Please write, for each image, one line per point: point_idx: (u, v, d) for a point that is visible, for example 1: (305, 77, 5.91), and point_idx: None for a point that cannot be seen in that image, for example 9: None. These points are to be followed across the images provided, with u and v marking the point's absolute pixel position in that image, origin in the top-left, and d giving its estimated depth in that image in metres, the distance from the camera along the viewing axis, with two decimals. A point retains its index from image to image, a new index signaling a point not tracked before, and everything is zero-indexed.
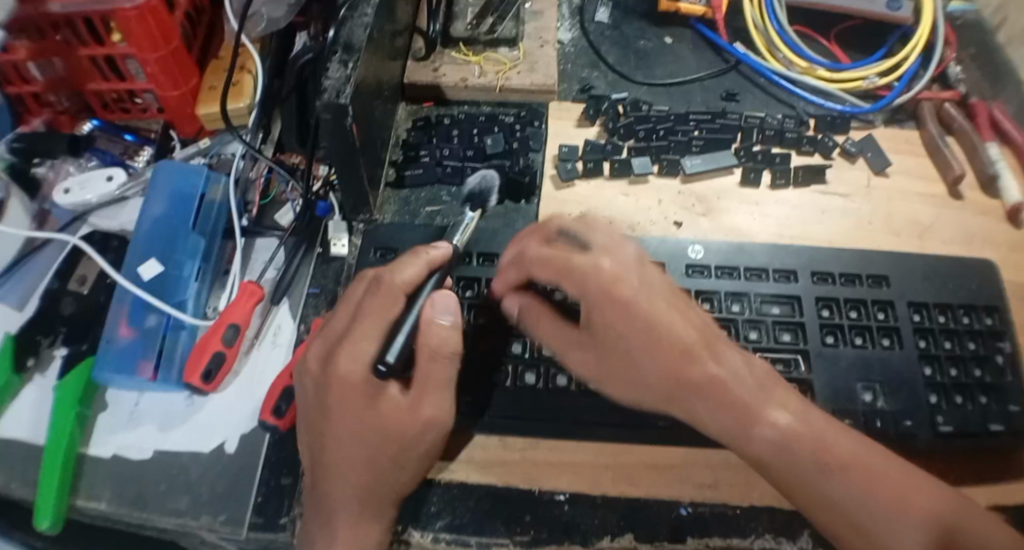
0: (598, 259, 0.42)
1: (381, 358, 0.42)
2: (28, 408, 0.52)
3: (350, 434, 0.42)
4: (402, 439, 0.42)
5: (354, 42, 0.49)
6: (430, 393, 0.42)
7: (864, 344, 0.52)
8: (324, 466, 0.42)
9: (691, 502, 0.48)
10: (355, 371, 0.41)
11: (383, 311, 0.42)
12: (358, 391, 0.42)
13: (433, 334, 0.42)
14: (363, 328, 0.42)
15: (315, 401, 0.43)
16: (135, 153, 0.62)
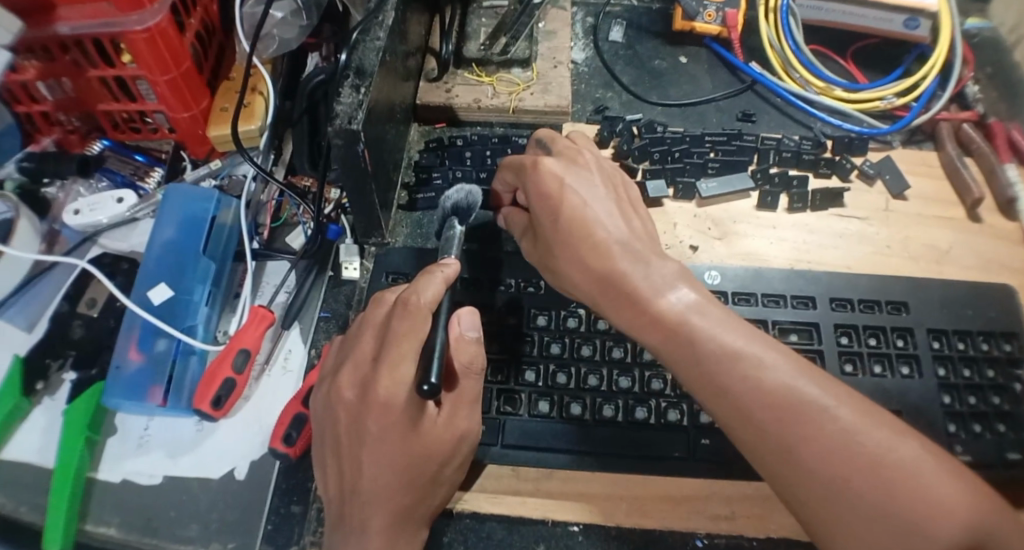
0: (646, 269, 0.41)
1: (424, 379, 0.38)
2: (36, 432, 0.51)
3: (386, 460, 0.39)
4: (439, 458, 0.40)
5: (366, 67, 0.49)
6: (461, 413, 0.41)
7: (883, 372, 0.51)
8: (358, 493, 0.39)
9: (706, 534, 0.47)
10: (395, 397, 0.38)
11: (415, 332, 0.39)
12: (395, 418, 0.39)
13: (465, 351, 0.41)
14: (398, 355, 0.38)
15: (349, 428, 0.40)
16: (146, 174, 0.61)
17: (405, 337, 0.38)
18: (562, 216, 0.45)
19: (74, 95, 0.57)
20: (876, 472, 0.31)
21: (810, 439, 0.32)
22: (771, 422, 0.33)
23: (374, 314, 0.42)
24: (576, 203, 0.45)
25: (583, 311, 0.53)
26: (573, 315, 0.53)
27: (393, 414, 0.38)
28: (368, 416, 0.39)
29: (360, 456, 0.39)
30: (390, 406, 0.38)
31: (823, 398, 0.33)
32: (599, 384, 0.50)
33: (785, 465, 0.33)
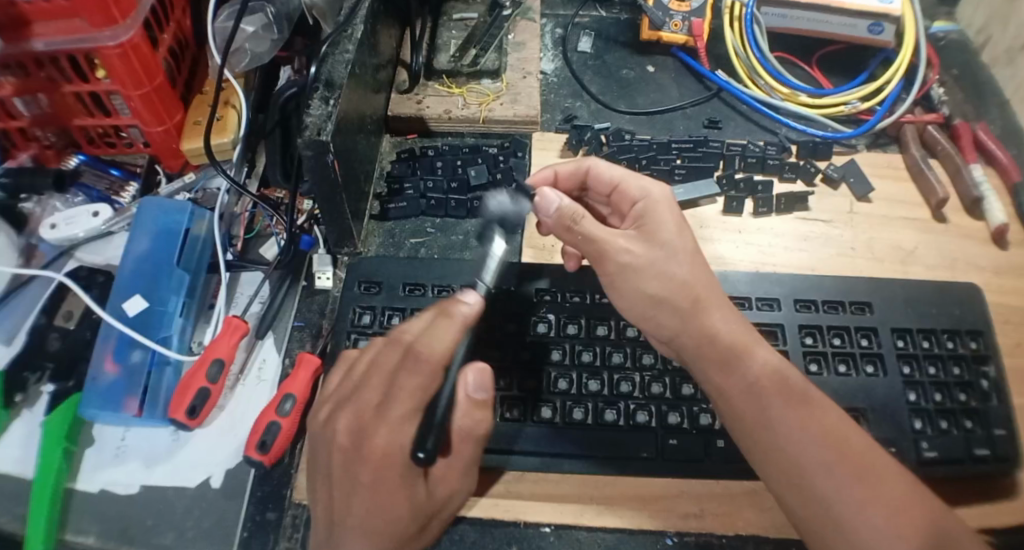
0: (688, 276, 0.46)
1: (419, 445, 0.36)
2: (15, 445, 0.52)
3: (373, 508, 0.36)
4: (430, 508, 0.39)
5: (335, 79, 0.50)
6: (455, 472, 0.40)
7: (848, 372, 0.53)
8: (343, 528, 0.37)
9: (676, 532, 0.48)
10: (392, 452, 0.36)
11: (421, 390, 0.37)
12: (391, 474, 0.36)
13: (468, 416, 0.39)
14: (400, 412, 0.37)
15: (343, 474, 0.37)
16: (121, 189, 0.62)
17: (410, 396, 0.37)
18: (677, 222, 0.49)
19: (50, 110, 0.58)
20: (863, 467, 0.39)
21: (810, 427, 0.40)
22: (775, 395, 0.42)
23: (383, 358, 0.39)
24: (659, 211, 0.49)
25: (552, 316, 0.54)
26: (542, 321, 0.53)
27: (391, 467, 0.36)
28: (361, 466, 0.36)
29: (351, 498, 0.37)
30: (390, 457, 0.36)
31: (826, 404, 0.42)
32: (569, 388, 0.51)
33: (774, 439, 0.41)
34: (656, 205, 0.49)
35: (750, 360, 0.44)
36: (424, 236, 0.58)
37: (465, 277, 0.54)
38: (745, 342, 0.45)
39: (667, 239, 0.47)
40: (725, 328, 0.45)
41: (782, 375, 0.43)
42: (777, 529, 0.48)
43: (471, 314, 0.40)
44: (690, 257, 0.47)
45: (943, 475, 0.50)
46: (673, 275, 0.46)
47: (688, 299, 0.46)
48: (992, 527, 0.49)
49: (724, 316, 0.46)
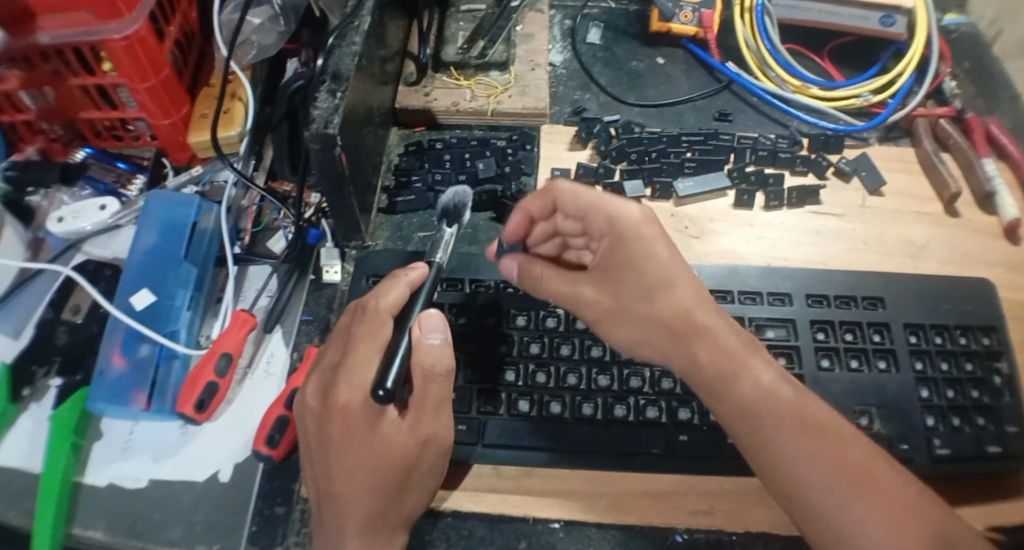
0: (662, 309, 0.43)
1: (381, 383, 0.39)
2: (22, 438, 0.52)
3: (354, 463, 0.38)
4: (406, 462, 0.40)
5: (342, 71, 0.50)
6: (428, 414, 0.40)
7: (860, 367, 0.52)
8: (332, 495, 0.39)
9: (686, 529, 0.48)
10: (354, 403, 0.38)
11: (373, 336, 0.40)
12: (359, 422, 0.38)
13: (425, 353, 0.39)
14: (356, 359, 0.40)
15: (316, 435, 0.39)
16: (128, 182, 0.61)
17: (364, 341, 0.40)
18: (652, 256, 0.44)
19: (56, 104, 0.58)
20: (868, 483, 0.35)
21: (813, 451, 0.36)
22: (769, 409, 0.38)
23: (342, 322, 0.43)
24: (629, 246, 0.44)
25: (562, 311, 0.53)
26: (552, 316, 0.53)
27: (355, 418, 0.38)
28: (329, 423, 0.38)
29: (328, 461, 0.39)
30: (352, 410, 0.38)
31: (827, 418, 0.38)
32: (579, 383, 0.51)
33: (769, 456, 0.37)
34: (619, 243, 0.44)
35: (744, 379, 0.39)
36: (432, 230, 0.57)
37: (472, 271, 0.55)
38: (739, 357, 0.40)
39: (634, 285, 0.44)
40: (705, 359, 0.41)
41: (781, 392, 0.39)
42: (788, 526, 0.48)
43: (417, 278, 0.45)
44: (662, 294, 0.43)
45: (954, 473, 0.49)
46: (642, 316, 0.43)
47: (665, 333, 0.43)
48: (1003, 526, 0.49)
49: (711, 337, 0.41)
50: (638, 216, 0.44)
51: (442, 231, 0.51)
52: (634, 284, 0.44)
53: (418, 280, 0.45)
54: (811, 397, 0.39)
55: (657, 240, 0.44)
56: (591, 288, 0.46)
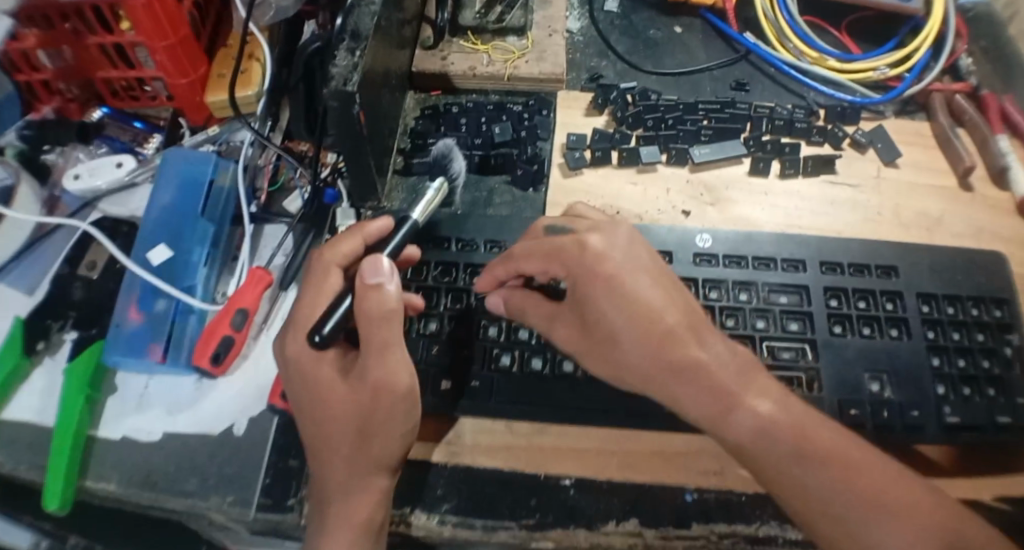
0: (633, 356, 0.42)
1: (319, 329, 0.44)
2: (36, 392, 0.52)
3: (316, 405, 0.44)
4: (365, 405, 0.43)
5: (362, 29, 0.49)
6: (376, 358, 0.43)
7: (872, 334, 0.52)
8: (315, 442, 0.45)
9: (696, 488, 0.48)
10: (306, 350, 0.45)
11: (321, 285, 0.46)
12: (316, 365, 0.44)
13: (369, 299, 0.42)
14: (307, 310, 0.46)
15: (288, 383, 0.46)
16: (145, 141, 0.62)
17: (316, 292, 0.46)
18: (620, 301, 0.42)
19: (73, 63, 0.58)
20: (880, 503, 0.35)
21: (814, 481, 0.36)
22: (772, 443, 0.38)
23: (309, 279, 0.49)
24: (597, 295, 0.42)
25: None
26: None
27: (310, 361, 0.44)
28: (292, 371, 0.45)
29: (302, 407, 0.45)
30: (307, 356, 0.44)
31: (828, 442, 0.37)
32: None
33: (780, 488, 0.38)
34: (582, 282, 0.43)
35: (739, 412, 0.39)
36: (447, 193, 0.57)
37: (488, 232, 0.54)
38: (729, 387, 0.40)
39: (601, 323, 0.42)
40: (687, 404, 0.41)
41: (779, 421, 0.38)
42: None
43: (375, 229, 0.49)
44: (632, 341, 0.41)
45: (964, 441, 0.49)
46: (618, 360, 0.42)
47: (640, 379, 0.42)
48: (1009, 495, 0.49)
49: (695, 381, 0.40)
50: (598, 249, 0.43)
51: (429, 189, 0.51)
52: (604, 329, 0.42)
53: (375, 231, 0.49)
54: (812, 421, 0.39)
55: (622, 283, 0.42)
56: (566, 327, 0.45)
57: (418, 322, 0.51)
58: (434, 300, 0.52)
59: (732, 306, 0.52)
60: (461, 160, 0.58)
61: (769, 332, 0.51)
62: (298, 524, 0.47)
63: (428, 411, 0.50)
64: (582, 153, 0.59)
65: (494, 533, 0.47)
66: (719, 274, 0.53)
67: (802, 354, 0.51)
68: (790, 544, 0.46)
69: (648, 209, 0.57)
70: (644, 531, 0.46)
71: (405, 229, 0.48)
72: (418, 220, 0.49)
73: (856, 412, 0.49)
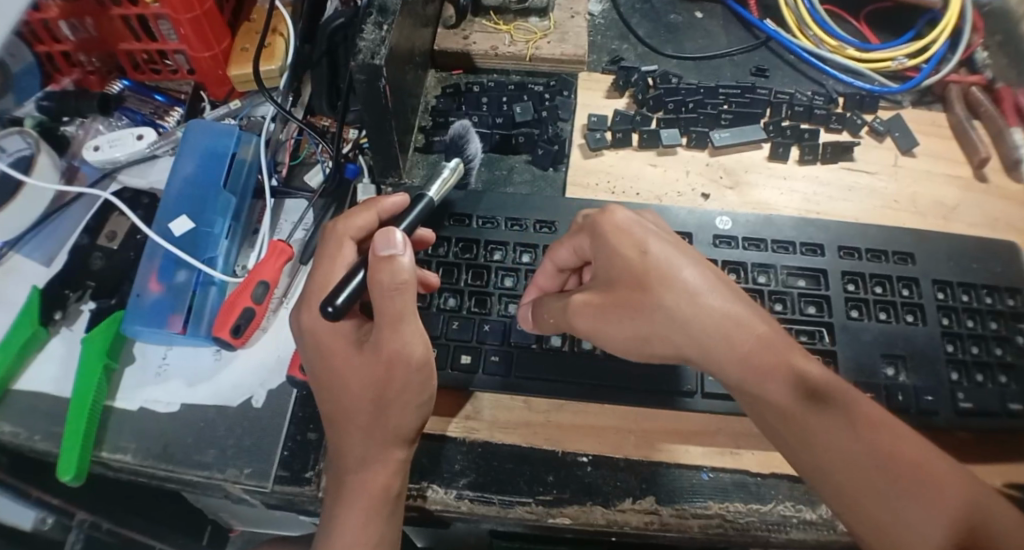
0: (672, 311, 0.42)
1: (330, 300, 0.43)
2: (54, 361, 0.52)
3: (334, 380, 0.44)
4: (380, 376, 0.43)
5: (389, 6, 0.50)
6: (388, 329, 0.42)
7: (888, 319, 0.52)
8: (332, 413, 0.45)
9: (712, 468, 0.48)
10: (320, 324, 0.45)
11: (337, 257, 0.46)
12: (336, 337, 0.45)
13: (379, 270, 0.41)
14: (322, 284, 0.46)
15: (307, 355, 0.46)
16: (166, 113, 0.62)
17: (330, 268, 0.46)
18: (653, 255, 0.43)
19: (96, 34, 0.58)
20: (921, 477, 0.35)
21: (858, 446, 0.36)
22: (811, 405, 0.38)
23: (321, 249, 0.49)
24: (624, 249, 0.43)
25: None
26: None
27: (328, 337, 0.45)
28: (309, 349, 0.45)
29: (319, 383, 0.45)
30: (325, 332, 0.45)
31: (873, 412, 0.37)
32: None
33: (823, 453, 0.37)
34: (608, 250, 0.44)
35: (779, 374, 0.39)
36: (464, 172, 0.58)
37: (508, 209, 0.55)
38: (769, 351, 0.40)
39: (632, 279, 0.43)
40: (721, 363, 0.41)
41: (823, 389, 0.38)
42: None
43: (390, 206, 0.49)
44: (667, 295, 0.42)
45: (978, 427, 0.49)
46: (651, 316, 0.42)
47: (675, 337, 0.42)
48: (1020, 482, 0.49)
49: (730, 335, 0.41)
50: (624, 219, 0.44)
51: (444, 168, 0.51)
52: (637, 285, 0.43)
53: (389, 207, 0.49)
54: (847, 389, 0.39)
55: (650, 239, 0.44)
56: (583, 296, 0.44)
57: (439, 297, 0.51)
58: (454, 276, 0.52)
59: (751, 288, 0.53)
60: (478, 143, 0.57)
61: (787, 315, 0.52)
62: (316, 496, 0.47)
63: (446, 385, 0.50)
64: (603, 134, 0.59)
65: (511, 508, 0.47)
66: (738, 256, 0.54)
67: (820, 336, 0.51)
68: (805, 525, 0.47)
69: (668, 191, 0.58)
70: (661, 509, 0.47)
71: (418, 208, 0.47)
72: (433, 198, 0.49)
73: (871, 396, 0.49)
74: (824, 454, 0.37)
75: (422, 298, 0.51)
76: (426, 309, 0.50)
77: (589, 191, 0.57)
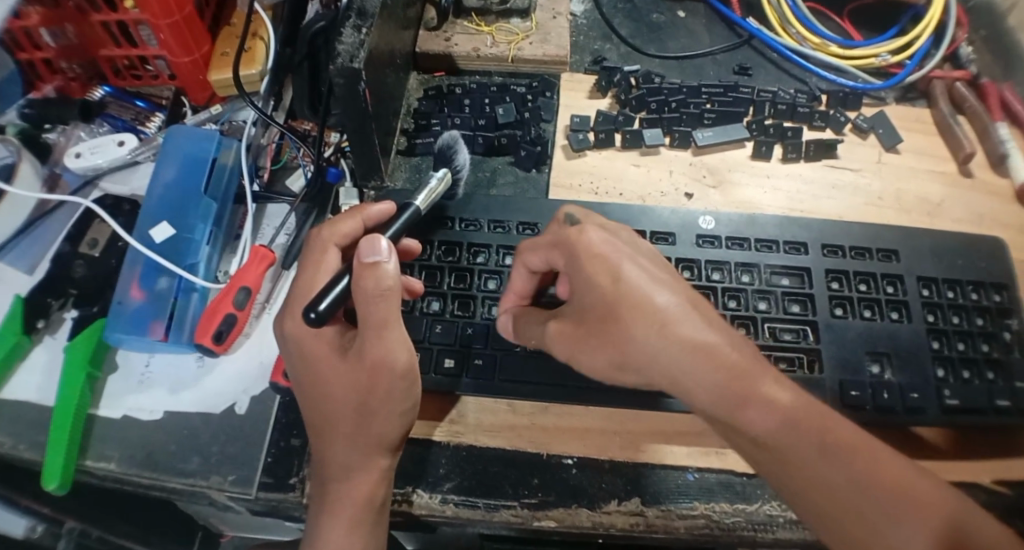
0: (646, 338, 0.39)
1: (313, 306, 0.42)
2: (36, 370, 0.52)
3: (318, 392, 0.44)
4: (364, 385, 0.43)
5: (368, 8, 0.49)
6: (372, 336, 0.42)
7: (873, 316, 0.52)
8: (317, 421, 0.44)
9: (698, 468, 0.48)
10: (300, 331, 0.44)
11: (321, 263, 0.46)
12: (316, 348, 0.44)
13: (363, 276, 0.41)
14: (305, 294, 0.45)
15: (292, 365, 0.45)
16: (147, 119, 0.61)
17: (311, 280, 0.46)
18: (622, 278, 0.41)
19: (77, 40, 0.57)
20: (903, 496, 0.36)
21: (838, 476, 0.36)
22: (791, 437, 0.37)
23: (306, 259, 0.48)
24: (594, 270, 0.41)
25: None
26: None
27: (310, 351, 0.44)
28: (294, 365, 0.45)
29: (304, 395, 0.45)
30: (307, 346, 0.44)
31: (844, 436, 0.38)
32: None
33: (805, 485, 0.37)
34: (581, 274, 0.42)
35: (756, 405, 0.38)
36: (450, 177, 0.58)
37: (491, 211, 0.55)
38: (747, 377, 0.38)
39: (603, 303, 0.41)
40: (697, 394, 0.39)
41: (799, 416, 0.38)
42: None
43: (378, 213, 0.49)
44: (640, 321, 0.40)
45: (965, 423, 0.49)
46: (626, 343, 0.40)
47: (652, 368, 0.40)
48: (1006, 478, 0.49)
49: (705, 366, 0.39)
50: (596, 243, 0.42)
51: (431, 178, 0.51)
52: (609, 310, 0.41)
53: (375, 215, 0.49)
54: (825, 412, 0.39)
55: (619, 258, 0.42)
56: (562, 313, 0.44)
57: (422, 301, 0.51)
58: (437, 279, 0.52)
59: (735, 287, 0.52)
60: (466, 153, 0.57)
61: (771, 314, 0.52)
62: (300, 503, 0.47)
63: (430, 389, 0.49)
64: (586, 135, 0.59)
65: (496, 512, 0.47)
66: (721, 255, 0.54)
67: (804, 335, 0.51)
68: (791, 524, 0.46)
69: (652, 191, 0.58)
70: (646, 510, 0.47)
71: (404, 216, 0.47)
72: (420, 208, 0.49)
73: (856, 394, 0.49)
74: (806, 487, 0.37)
75: (405, 303, 0.51)
76: (410, 313, 0.50)
77: (573, 192, 0.57)
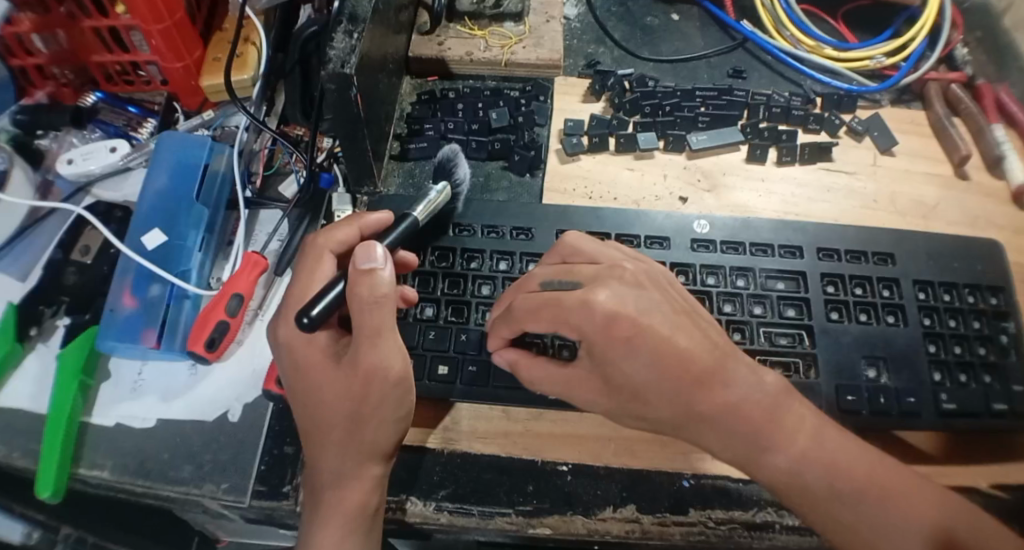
0: (664, 394, 0.41)
1: (306, 311, 0.42)
2: (29, 378, 0.52)
3: (314, 400, 0.44)
4: (359, 392, 0.43)
5: (359, 13, 0.49)
6: (367, 344, 0.42)
7: (868, 320, 0.52)
8: (311, 429, 0.44)
9: (693, 474, 0.48)
10: (296, 340, 0.44)
11: (314, 270, 0.46)
12: (314, 356, 0.44)
13: (358, 282, 0.41)
14: (297, 304, 0.45)
15: (287, 373, 0.45)
16: (139, 125, 0.62)
17: (303, 289, 0.45)
18: (636, 351, 0.40)
19: (68, 47, 0.57)
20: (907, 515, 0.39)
21: (847, 514, 0.39)
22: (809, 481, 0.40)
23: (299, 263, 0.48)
24: (604, 336, 0.40)
25: None
26: None
27: (308, 361, 0.44)
28: (290, 374, 0.44)
29: (299, 403, 0.44)
30: (306, 356, 0.44)
31: (857, 470, 0.40)
32: None
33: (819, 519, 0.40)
34: (599, 345, 0.40)
35: (771, 453, 0.41)
36: None
37: (483, 216, 0.54)
38: (763, 423, 0.41)
39: (624, 378, 0.41)
40: (717, 443, 0.42)
41: (813, 453, 0.40)
42: None
43: (373, 223, 0.49)
44: (657, 389, 0.41)
45: (961, 427, 0.49)
46: (645, 407, 0.42)
47: (672, 426, 0.43)
48: (1003, 482, 0.49)
49: (722, 427, 0.41)
50: (607, 306, 0.40)
51: (431, 190, 0.51)
52: (630, 375, 0.41)
53: (371, 225, 0.49)
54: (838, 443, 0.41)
55: (634, 327, 0.40)
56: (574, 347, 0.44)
57: (416, 307, 0.51)
58: (430, 285, 0.51)
59: (730, 291, 0.52)
60: (466, 168, 0.56)
61: (766, 318, 0.51)
62: (294, 511, 0.47)
63: (423, 396, 0.49)
64: (579, 139, 0.59)
65: (490, 519, 0.46)
66: (716, 260, 0.53)
67: (800, 339, 0.51)
68: (787, 530, 0.46)
69: (646, 196, 0.57)
70: (642, 517, 0.46)
71: (401, 227, 0.47)
72: (418, 219, 0.49)
73: (852, 399, 0.49)
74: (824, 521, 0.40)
75: (399, 310, 0.50)
76: (403, 319, 0.50)
77: (567, 196, 0.57)
